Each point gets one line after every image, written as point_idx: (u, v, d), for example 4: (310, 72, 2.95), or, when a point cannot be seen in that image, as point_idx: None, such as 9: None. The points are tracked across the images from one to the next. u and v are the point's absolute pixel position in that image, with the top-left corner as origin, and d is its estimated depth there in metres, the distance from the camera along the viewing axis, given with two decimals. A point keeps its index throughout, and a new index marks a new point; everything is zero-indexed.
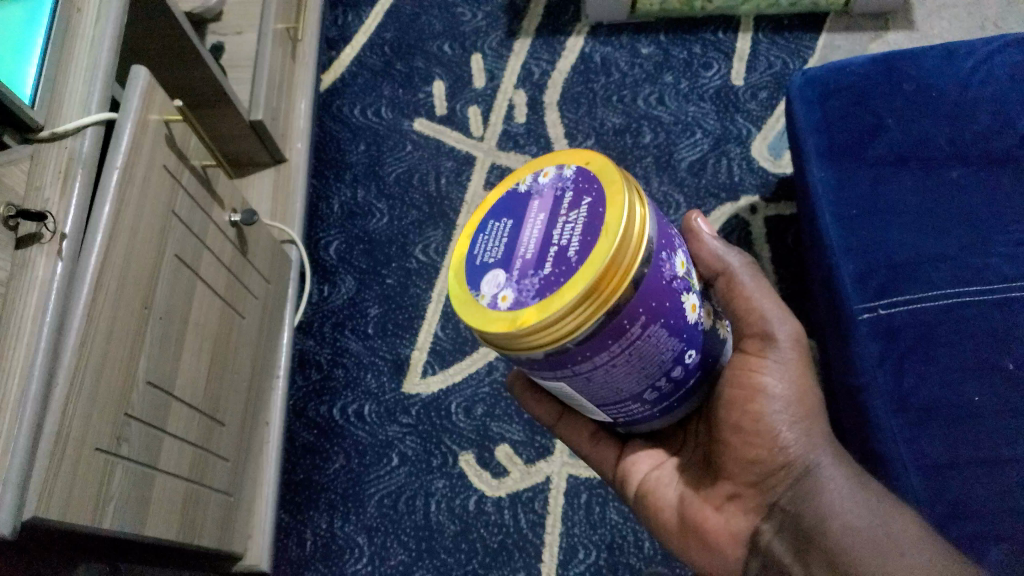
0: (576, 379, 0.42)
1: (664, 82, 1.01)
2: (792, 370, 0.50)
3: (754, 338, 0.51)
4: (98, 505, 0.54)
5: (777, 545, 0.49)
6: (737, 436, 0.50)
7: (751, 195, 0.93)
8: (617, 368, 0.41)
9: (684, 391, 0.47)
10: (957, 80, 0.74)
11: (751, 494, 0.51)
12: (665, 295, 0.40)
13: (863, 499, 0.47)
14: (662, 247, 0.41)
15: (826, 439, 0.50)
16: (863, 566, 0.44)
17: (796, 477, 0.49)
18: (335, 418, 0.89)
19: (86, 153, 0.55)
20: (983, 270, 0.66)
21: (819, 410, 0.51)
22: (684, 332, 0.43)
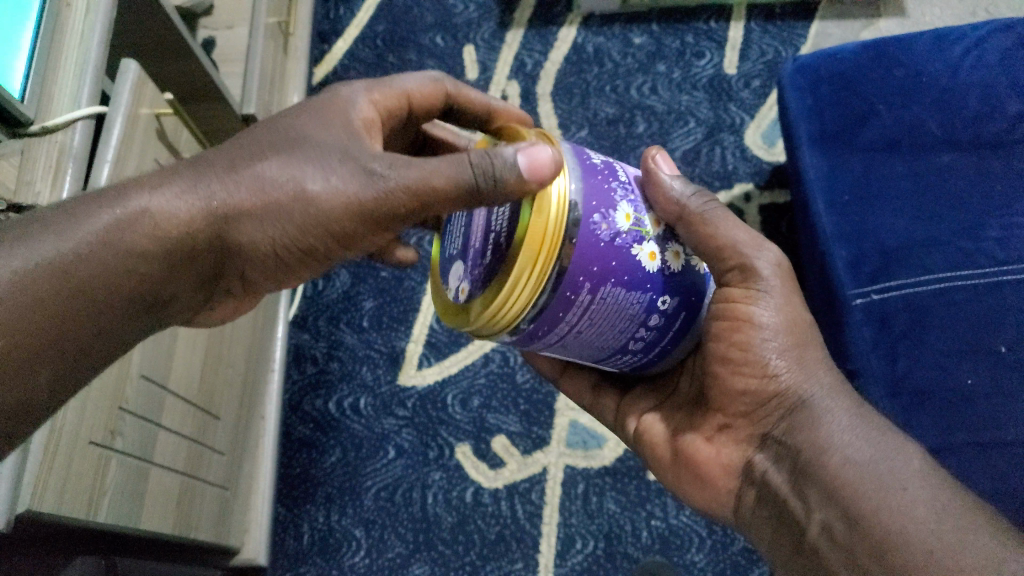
0: (556, 346, 0.47)
1: (657, 72, 1.01)
2: (784, 300, 0.51)
3: (735, 271, 0.51)
4: (92, 500, 0.54)
5: (772, 475, 0.50)
6: (726, 367, 0.51)
7: (744, 182, 0.94)
8: (584, 330, 0.46)
9: (674, 332, 0.49)
10: (947, 65, 0.74)
11: (742, 425, 0.53)
12: (607, 255, 0.43)
13: (864, 432, 0.46)
14: (593, 210, 0.43)
15: (826, 372, 0.50)
16: (863, 496, 0.43)
17: (789, 407, 0.50)
18: (331, 411, 0.89)
19: (77, 146, 0.55)
20: (974, 254, 0.66)
21: (814, 340, 0.52)
22: (646, 282, 0.45)
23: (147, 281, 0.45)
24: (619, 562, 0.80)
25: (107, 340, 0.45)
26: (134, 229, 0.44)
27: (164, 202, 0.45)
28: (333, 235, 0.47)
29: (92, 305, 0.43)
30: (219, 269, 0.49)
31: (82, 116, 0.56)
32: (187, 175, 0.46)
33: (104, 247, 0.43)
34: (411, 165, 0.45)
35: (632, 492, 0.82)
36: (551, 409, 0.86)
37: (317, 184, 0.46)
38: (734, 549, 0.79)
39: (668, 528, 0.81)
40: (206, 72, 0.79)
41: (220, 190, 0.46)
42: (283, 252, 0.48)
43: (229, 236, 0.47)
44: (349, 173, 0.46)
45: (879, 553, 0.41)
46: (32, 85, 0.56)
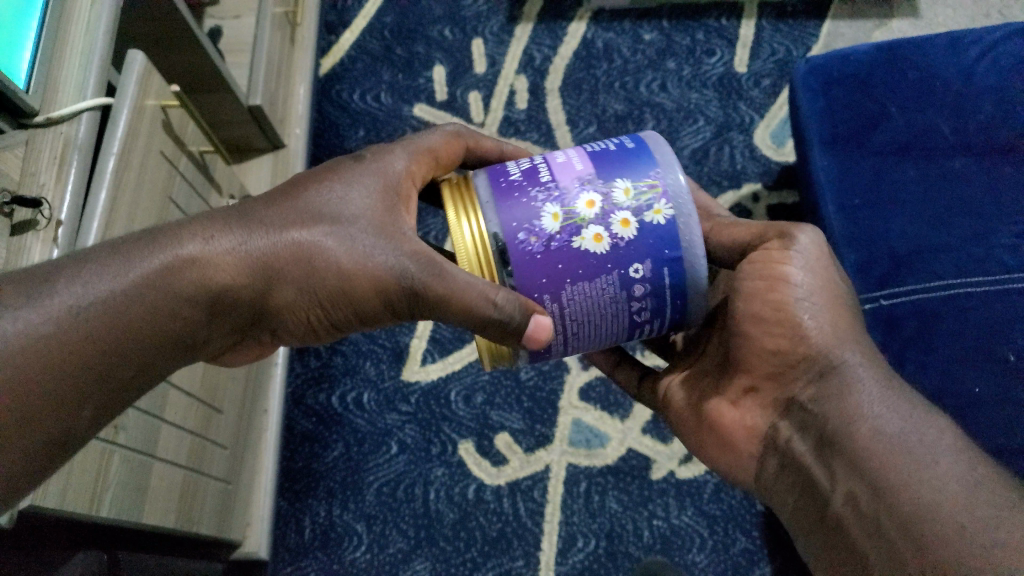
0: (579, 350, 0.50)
1: (667, 69, 1.00)
2: (821, 263, 0.51)
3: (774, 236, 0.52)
4: (95, 496, 0.53)
5: (797, 443, 0.50)
6: (759, 326, 0.51)
7: (752, 182, 0.94)
8: (581, 327, 0.48)
9: (673, 295, 0.48)
10: (961, 68, 0.74)
11: (769, 388, 0.53)
12: (548, 264, 0.46)
13: (898, 404, 0.46)
14: (517, 229, 0.46)
15: (858, 342, 0.50)
16: (890, 467, 0.43)
17: (819, 373, 0.49)
18: (334, 406, 0.88)
19: (82, 138, 0.55)
20: (984, 261, 0.66)
21: (847, 307, 0.51)
22: (602, 263, 0.46)
23: (185, 328, 0.45)
24: (620, 561, 0.80)
25: (142, 382, 0.44)
26: (180, 276, 0.44)
27: (215, 252, 0.44)
28: (357, 314, 0.48)
29: (135, 346, 0.43)
30: (251, 321, 0.49)
31: (87, 107, 0.55)
32: (234, 229, 0.46)
33: (151, 290, 0.43)
34: (439, 270, 0.45)
35: (635, 491, 0.82)
36: (554, 408, 0.86)
37: (356, 260, 0.46)
38: (735, 550, 0.80)
39: (670, 528, 0.81)
40: (212, 61, 0.79)
41: (267, 250, 0.45)
42: (311, 318, 0.49)
43: (269, 295, 0.46)
44: (384, 258, 0.46)
45: (905, 526, 0.41)
46: (38, 74, 0.55)
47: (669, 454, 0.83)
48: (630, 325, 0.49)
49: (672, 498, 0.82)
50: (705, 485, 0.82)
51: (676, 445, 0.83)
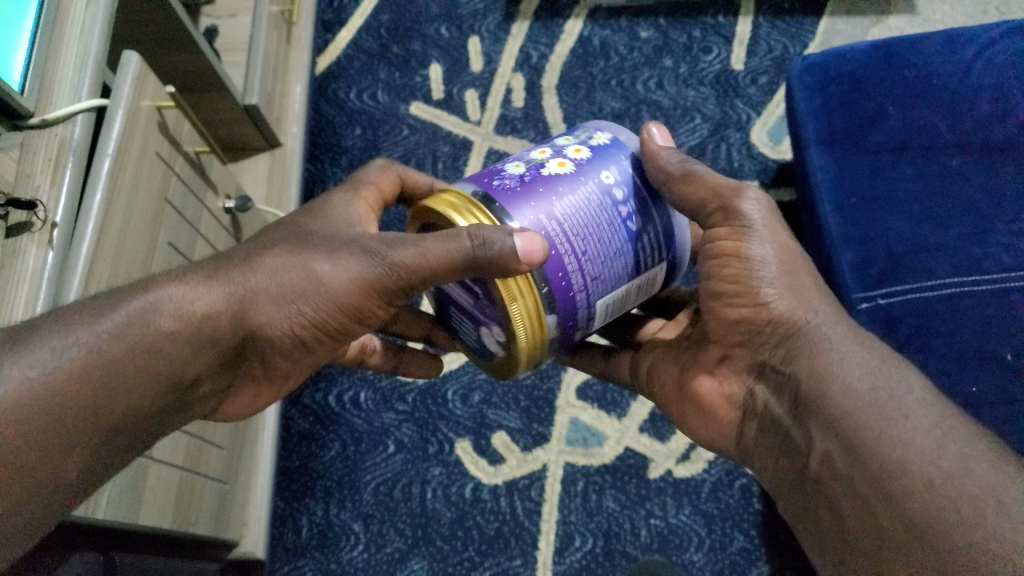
0: (599, 287, 0.46)
1: (664, 66, 1.00)
2: (770, 231, 0.51)
3: (717, 213, 0.51)
4: (90, 496, 0.53)
5: (774, 403, 0.50)
6: (720, 301, 0.52)
7: (750, 180, 0.94)
8: (589, 247, 0.45)
9: (645, 194, 0.48)
10: (958, 66, 0.74)
11: (741, 354, 0.53)
12: (535, 197, 0.45)
13: (870, 361, 0.45)
14: (492, 181, 0.46)
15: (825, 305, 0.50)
16: (865, 428, 0.42)
17: (785, 334, 0.49)
18: (331, 405, 0.88)
19: (77, 140, 0.54)
20: (982, 260, 0.66)
21: (807, 271, 0.51)
22: (577, 178, 0.46)
23: (171, 365, 0.45)
24: (618, 560, 0.80)
25: (132, 423, 0.44)
26: (156, 316, 0.44)
27: (190, 292, 0.45)
28: (347, 312, 0.48)
29: (122, 385, 0.42)
30: (239, 352, 0.49)
31: (83, 109, 0.55)
32: (205, 273, 0.47)
33: (129, 333, 0.43)
34: (407, 244, 0.45)
35: (632, 490, 0.82)
36: (551, 407, 0.86)
37: (327, 270, 0.47)
38: (733, 549, 0.80)
39: (668, 527, 0.81)
40: (208, 60, 0.78)
41: (241, 282, 0.47)
42: (303, 336, 0.49)
43: (253, 322, 0.47)
44: (358, 253, 0.47)
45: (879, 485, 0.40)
46: (33, 76, 0.55)
47: (667, 453, 0.83)
48: (631, 239, 0.47)
49: (669, 496, 0.82)
50: (703, 484, 0.82)
51: (673, 444, 0.84)
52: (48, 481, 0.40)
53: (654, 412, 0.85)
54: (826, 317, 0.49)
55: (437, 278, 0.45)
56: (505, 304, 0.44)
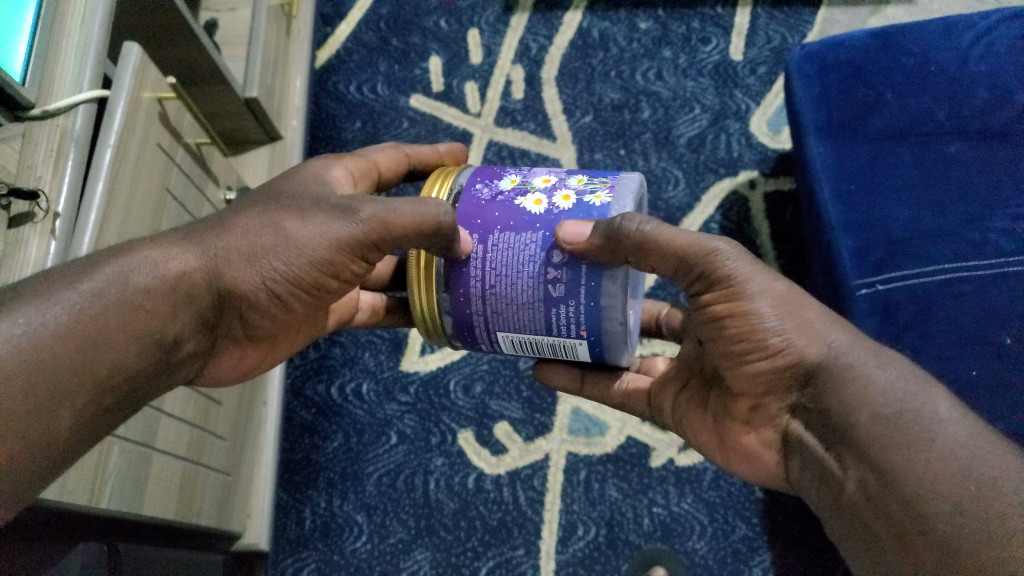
0: (498, 314, 0.51)
1: (663, 57, 1.00)
2: (756, 277, 0.49)
3: (697, 275, 0.50)
4: (95, 485, 0.53)
5: (811, 441, 0.49)
6: (737, 358, 0.50)
7: (750, 170, 0.94)
8: (499, 279, 0.49)
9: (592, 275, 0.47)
10: (956, 53, 0.74)
11: (771, 400, 0.51)
12: (483, 212, 0.50)
13: (896, 383, 0.45)
14: (478, 181, 0.52)
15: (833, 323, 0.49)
16: (896, 455, 0.43)
17: (809, 376, 0.48)
18: (333, 397, 0.88)
19: (78, 131, 0.55)
20: (982, 245, 0.66)
21: (806, 302, 0.50)
22: (533, 222, 0.49)
23: (153, 324, 0.45)
24: (620, 549, 0.81)
25: (120, 382, 0.44)
26: (134, 276, 0.45)
27: (165, 255, 0.47)
28: (317, 270, 0.49)
29: (106, 343, 0.43)
30: (220, 313, 0.50)
31: (84, 99, 0.55)
32: (179, 238, 0.48)
33: (110, 292, 0.44)
34: (374, 201, 0.48)
35: (634, 479, 0.83)
36: (553, 397, 0.86)
37: (298, 225, 0.48)
38: (735, 537, 0.80)
39: (670, 516, 0.81)
40: (208, 53, 0.78)
41: (214, 241, 0.48)
42: (278, 293, 0.49)
43: (227, 281, 0.48)
44: (329, 209, 0.48)
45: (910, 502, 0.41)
46: (33, 68, 0.56)
47: (669, 442, 0.84)
48: (548, 302, 0.49)
49: (671, 485, 0.82)
50: (705, 473, 0.83)
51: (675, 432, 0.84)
52: (40, 442, 0.40)
53: None
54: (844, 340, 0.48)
55: (383, 237, 0.48)
56: (416, 283, 0.52)
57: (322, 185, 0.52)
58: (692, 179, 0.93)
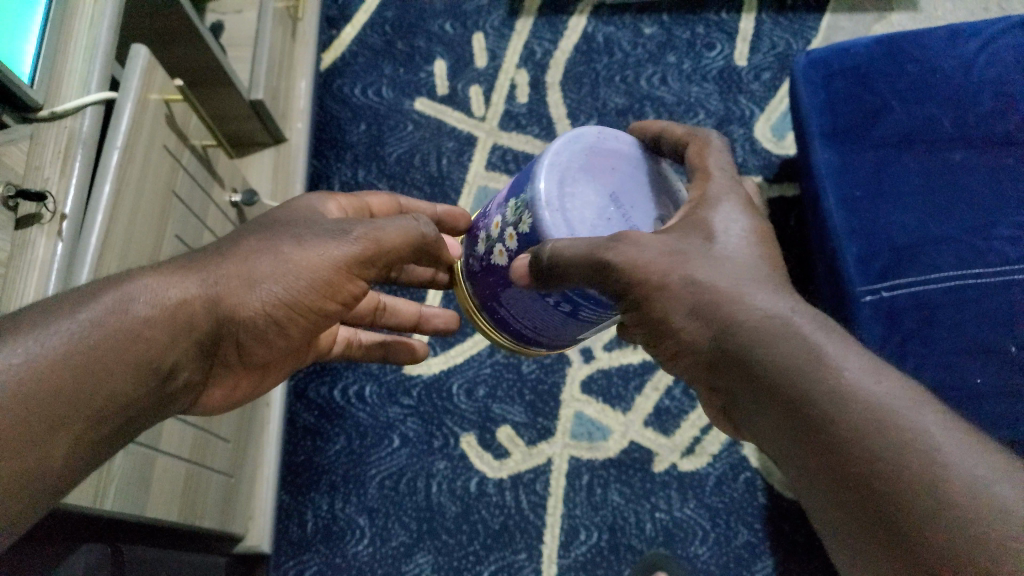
0: (560, 335, 0.54)
1: (667, 62, 1.00)
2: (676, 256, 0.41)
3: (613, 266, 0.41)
4: (99, 487, 0.53)
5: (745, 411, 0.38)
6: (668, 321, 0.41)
7: (754, 176, 0.94)
8: (530, 321, 0.53)
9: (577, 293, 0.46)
10: (961, 61, 0.74)
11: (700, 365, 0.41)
12: (483, 279, 0.54)
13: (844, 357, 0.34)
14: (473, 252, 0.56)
15: (733, 282, 0.39)
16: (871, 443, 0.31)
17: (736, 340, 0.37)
18: (336, 399, 0.88)
19: (86, 132, 0.55)
20: (985, 253, 0.66)
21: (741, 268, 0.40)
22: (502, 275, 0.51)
23: (153, 353, 0.44)
24: (623, 554, 0.81)
25: (115, 412, 0.42)
26: (134, 304, 0.44)
27: (164, 285, 0.45)
28: (317, 293, 0.51)
29: (104, 372, 0.42)
30: (216, 342, 0.50)
31: (92, 101, 0.56)
32: (180, 266, 0.47)
33: (110, 320, 0.43)
34: (361, 224, 0.51)
35: (637, 484, 0.83)
36: (556, 401, 0.86)
37: (303, 252, 0.50)
38: (737, 542, 0.80)
39: (672, 521, 0.81)
40: (214, 55, 0.78)
41: (213, 268, 0.48)
42: (275, 316, 0.50)
43: (229, 309, 0.48)
44: (321, 233, 0.51)
45: (879, 525, 0.30)
46: (42, 69, 0.56)
47: (671, 447, 0.84)
48: (576, 314, 0.49)
49: (674, 490, 0.82)
50: (707, 478, 0.83)
51: (677, 437, 0.84)
52: (33, 476, 0.39)
53: (658, 406, 0.86)
54: (744, 303, 0.38)
55: (378, 251, 0.52)
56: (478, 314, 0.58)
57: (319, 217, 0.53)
58: None
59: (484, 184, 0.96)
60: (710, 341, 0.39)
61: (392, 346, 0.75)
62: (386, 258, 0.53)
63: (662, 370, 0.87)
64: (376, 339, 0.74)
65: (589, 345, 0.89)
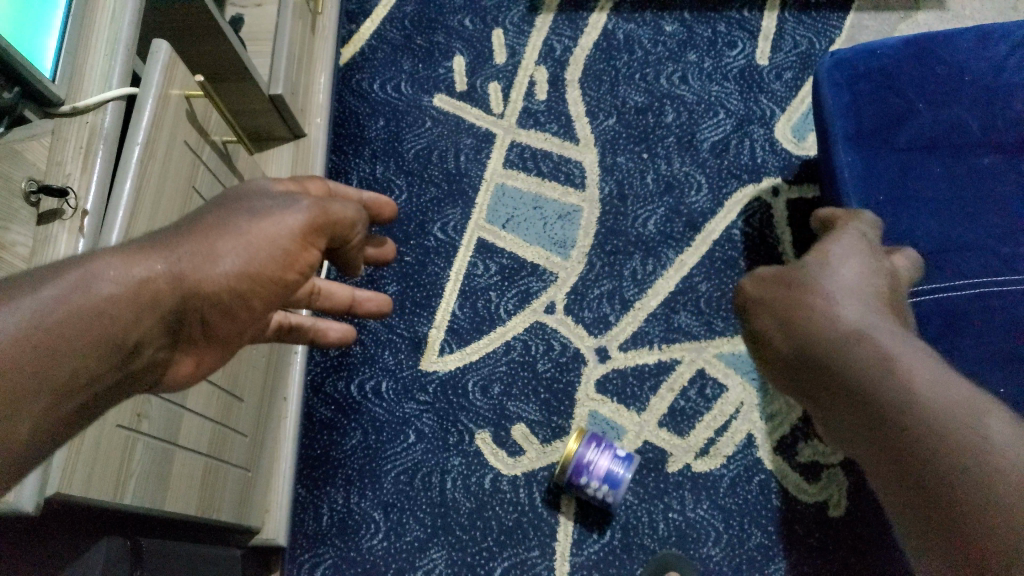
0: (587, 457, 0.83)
1: (688, 60, 1.00)
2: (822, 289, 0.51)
3: (782, 300, 0.52)
4: (120, 481, 0.54)
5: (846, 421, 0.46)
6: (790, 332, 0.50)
7: (773, 176, 0.94)
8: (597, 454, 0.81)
9: None
10: (992, 63, 0.73)
11: (810, 382, 0.48)
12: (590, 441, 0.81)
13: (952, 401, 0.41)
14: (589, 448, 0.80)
15: (831, 307, 0.49)
16: (969, 470, 0.39)
17: (856, 357, 0.45)
18: (353, 394, 0.89)
19: (108, 127, 0.55)
20: (1011, 260, 0.66)
21: (883, 316, 0.48)
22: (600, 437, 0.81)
23: (117, 329, 0.41)
24: (635, 553, 0.81)
25: (81, 388, 0.40)
26: (98, 281, 0.41)
27: (128, 264, 0.42)
28: (276, 262, 0.48)
29: (67, 347, 0.39)
30: (182, 320, 0.46)
31: (113, 97, 0.56)
32: (144, 245, 0.44)
33: (74, 298, 0.40)
34: (298, 196, 0.50)
35: (650, 484, 0.83)
36: (571, 399, 0.86)
37: (264, 225, 0.47)
38: (751, 544, 0.80)
39: (685, 521, 0.81)
40: (234, 51, 0.79)
41: (177, 246, 0.45)
42: (245, 295, 0.47)
43: (192, 283, 0.44)
44: (270, 205, 0.48)
45: (960, 534, 0.38)
46: (63, 63, 0.56)
47: (685, 448, 0.84)
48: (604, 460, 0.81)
49: (687, 491, 0.82)
50: (721, 479, 0.82)
51: (692, 438, 0.84)
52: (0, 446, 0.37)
53: (673, 406, 0.86)
54: (838, 322, 0.47)
55: (325, 224, 0.50)
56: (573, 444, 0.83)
57: (267, 192, 0.50)
58: (714, 184, 0.94)
59: (502, 181, 0.96)
60: (818, 368, 0.47)
61: (320, 323, 0.63)
62: (329, 231, 0.51)
63: (677, 371, 0.87)
64: (305, 320, 0.62)
65: (604, 345, 0.88)
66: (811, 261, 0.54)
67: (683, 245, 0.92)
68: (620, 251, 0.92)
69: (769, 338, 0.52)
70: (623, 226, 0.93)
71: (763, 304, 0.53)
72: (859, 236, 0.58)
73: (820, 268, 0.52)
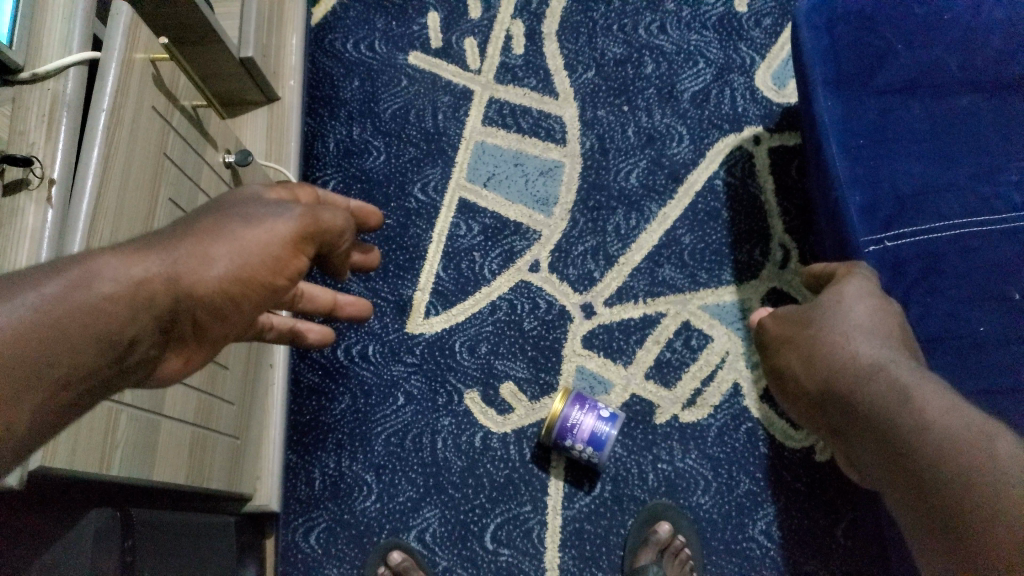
0: None
1: (666, 10, 0.98)
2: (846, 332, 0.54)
3: (811, 342, 0.56)
4: (106, 452, 0.53)
5: (863, 442, 0.48)
6: (818, 369, 0.54)
7: (754, 125, 0.93)
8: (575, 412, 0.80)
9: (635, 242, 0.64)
10: (970, 2, 0.72)
11: (835, 415, 0.51)
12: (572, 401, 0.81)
13: (950, 415, 0.44)
14: (570, 408, 0.80)
15: (853, 350, 0.52)
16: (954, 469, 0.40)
17: (874, 386, 0.48)
18: (340, 358, 0.89)
19: (70, 95, 0.54)
20: (990, 200, 0.66)
21: (898, 354, 0.51)
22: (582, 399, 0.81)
23: (116, 326, 0.41)
24: (626, 504, 0.82)
25: (82, 378, 0.40)
26: (100, 280, 0.41)
27: (125, 263, 0.41)
28: (267, 267, 0.46)
29: (65, 339, 0.39)
30: (180, 315, 0.45)
31: (74, 62, 0.54)
32: (143, 246, 0.43)
33: (75, 295, 0.39)
34: (285, 205, 0.48)
35: (638, 436, 0.84)
36: (558, 356, 0.87)
37: (247, 229, 0.45)
38: (739, 491, 0.81)
39: (675, 471, 0.82)
40: (199, 13, 0.76)
41: (171, 247, 0.43)
42: (237, 295, 0.46)
43: (188, 284, 0.43)
44: (257, 212, 0.47)
45: (947, 529, 0.39)
46: (19, 28, 0.54)
47: (673, 399, 0.85)
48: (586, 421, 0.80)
49: (676, 441, 0.83)
50: (709, 429, 0.83)
51: (679, 389, 0.85)
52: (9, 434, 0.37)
53: (659, 358, 0.86)
54: (860, 361, 0.51)
55: (317, 234, 0.49)
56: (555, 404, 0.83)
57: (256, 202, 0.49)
58: (695, 135, 0.93)
59: (482, 139, 0.95)
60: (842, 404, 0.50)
61: (301, 325, 0.63)
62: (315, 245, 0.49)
63: (662, 325, 0.87)
64: (287, 321, 0.61)
65: (590, 301, 0.88)
66: (829, 300, 0.57)
67: (666, 198, 0.91)
68: (603, 206, 0.91)
69: (801, 377, 0.55)
70: (605, 180, 0.92)
71: (799, 346, 0.57)
72: (873, 278, 0.60)
73: (841, 308, 0.56)
